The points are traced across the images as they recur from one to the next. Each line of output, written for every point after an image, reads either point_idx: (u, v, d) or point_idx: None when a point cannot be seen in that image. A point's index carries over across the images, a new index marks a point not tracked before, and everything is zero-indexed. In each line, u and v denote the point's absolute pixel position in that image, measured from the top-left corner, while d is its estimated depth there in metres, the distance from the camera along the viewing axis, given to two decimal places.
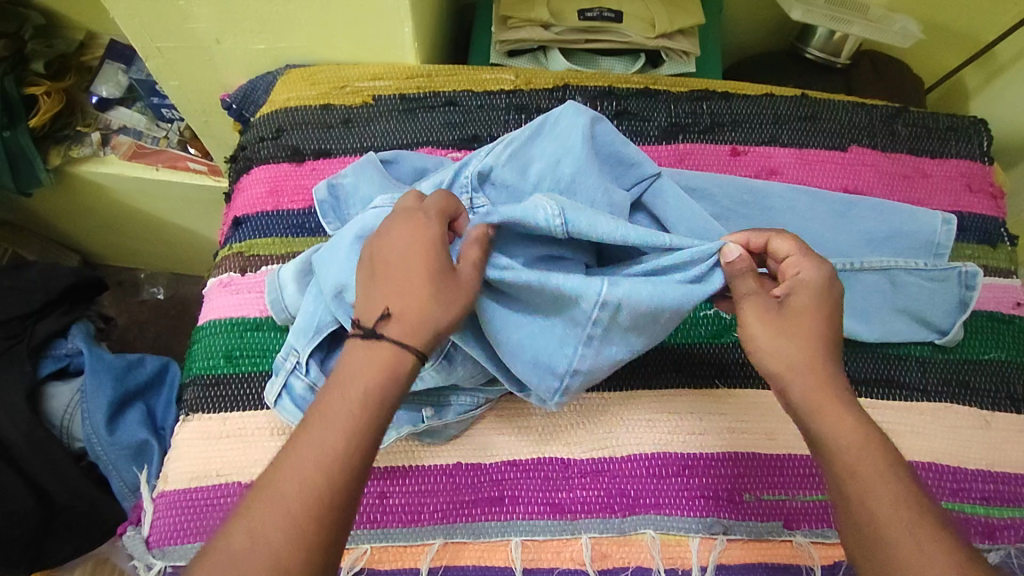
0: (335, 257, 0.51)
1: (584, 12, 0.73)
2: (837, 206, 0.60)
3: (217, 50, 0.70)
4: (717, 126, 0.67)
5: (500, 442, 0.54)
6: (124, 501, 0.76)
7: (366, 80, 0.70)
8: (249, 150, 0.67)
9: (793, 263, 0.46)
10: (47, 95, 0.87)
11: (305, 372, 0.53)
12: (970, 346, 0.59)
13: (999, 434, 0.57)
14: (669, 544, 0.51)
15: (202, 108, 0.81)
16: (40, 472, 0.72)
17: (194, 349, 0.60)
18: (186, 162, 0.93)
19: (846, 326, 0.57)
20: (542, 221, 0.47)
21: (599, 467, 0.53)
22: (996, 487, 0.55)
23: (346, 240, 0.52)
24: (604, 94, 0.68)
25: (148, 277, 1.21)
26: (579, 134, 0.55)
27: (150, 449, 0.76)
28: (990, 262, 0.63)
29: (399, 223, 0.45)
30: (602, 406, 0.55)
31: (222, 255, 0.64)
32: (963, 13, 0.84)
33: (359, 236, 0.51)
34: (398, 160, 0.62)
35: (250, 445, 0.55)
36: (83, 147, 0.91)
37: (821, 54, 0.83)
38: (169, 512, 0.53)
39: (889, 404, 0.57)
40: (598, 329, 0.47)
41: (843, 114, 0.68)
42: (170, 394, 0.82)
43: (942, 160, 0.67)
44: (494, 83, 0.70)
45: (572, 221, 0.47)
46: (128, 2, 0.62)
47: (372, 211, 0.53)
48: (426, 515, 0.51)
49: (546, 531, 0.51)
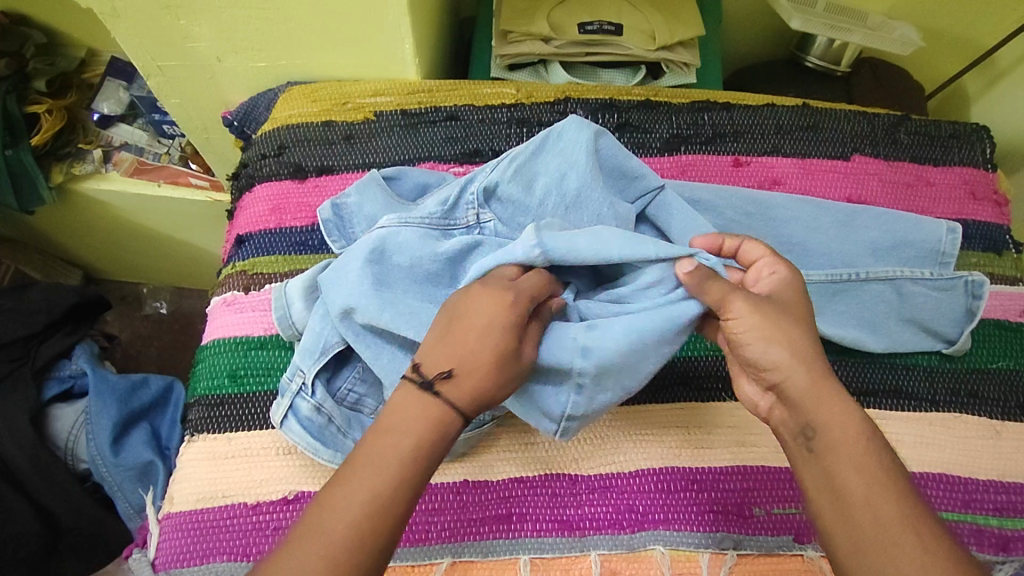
0: (342, 280, 0.51)
1: (584, 26, 0.73)
2: (840, 215, 0.60)
3: (219, 69, 0.70)
4: (718, 136, 0.67)
5: (506, 459, 0.53)
6: (130, 521, 0.76)
7: (367, 96, 0.70)
8: (251, 167, 0.67)
9: (766, 265, 0.47)
10: (48, 113, 0.88)
11: (311, 394, 0.53)
12: (978, 354, 0.59)
13: (1009, 444, 0.56)
14: (679, 559, 0.51)
15: (202, 125, 0.81)
16: (45, 493, 0.72)
17: (198, 369, 0.60)
18: (188, 178, 0.94)
19: (852, 336, 0.56)
20: (520, 255, 0.45)
21: (607, 482, 0.53)
22: (1009, 498, 0.54)
23: (354, 262, 0.51)
24: (605, 107, 0.68)
25: (151, 292, 1.21)
26: (585, 148, 0.54)
27: (155, 469, 0.75)
28: (996, 270, 0.63)
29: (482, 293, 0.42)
30: (610, 422, 0.55)
31: (226, 273, 0.63)
32: (963, 19, 0.84)
33: (370, 258, 0.51)
34: (401, 176, 0.62)
35: (256, 465, 0.55)
36: (85, 164, 0.92)
37: (821, 62, 0.83)
38: (175, 534, 0.53)
39: (898, 413, 0.56)
40: (597, 330, 0.45)
41: (845, 123, 0.68)
42: (174, 413, 0.81)
43: (945, 168, 0.67)
44: (494, 97, 0.70)
45: (552, 248, 0.45)
46: (130, 23, 0.63)
47: (379, 231, 0.53)
48: (434, 534, 0.51)
49: (555, 548, 0.51)
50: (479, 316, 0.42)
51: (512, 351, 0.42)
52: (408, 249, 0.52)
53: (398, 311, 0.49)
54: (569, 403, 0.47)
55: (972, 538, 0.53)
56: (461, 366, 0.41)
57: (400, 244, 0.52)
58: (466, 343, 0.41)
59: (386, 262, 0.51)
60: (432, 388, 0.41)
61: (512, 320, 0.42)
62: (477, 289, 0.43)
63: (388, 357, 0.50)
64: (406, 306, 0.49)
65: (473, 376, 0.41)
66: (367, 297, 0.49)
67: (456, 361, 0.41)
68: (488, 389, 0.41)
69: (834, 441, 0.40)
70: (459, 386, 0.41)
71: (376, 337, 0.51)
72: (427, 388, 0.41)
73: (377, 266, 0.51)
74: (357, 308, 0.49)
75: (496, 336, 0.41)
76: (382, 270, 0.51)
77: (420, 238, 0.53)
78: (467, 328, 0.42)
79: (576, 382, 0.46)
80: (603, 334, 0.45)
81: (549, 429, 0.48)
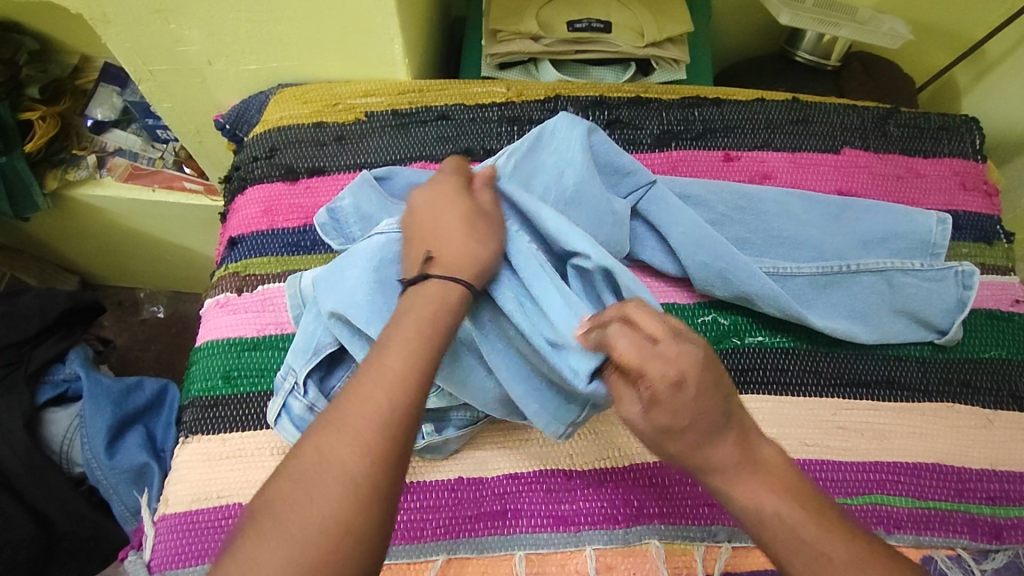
0: (337, 283, 0.52)
1: (573, 24, 0.73)
2: (831, 208, 0.60)
3: (210, 72, 0.70)
4: (709, 132, 0.67)
5: (500, 457, 0.53)
6: (125, 524, 0.76)
7: (358, 97, 0.70)
8: (243, 169, 0.67)
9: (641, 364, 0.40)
10: (42, 120, 0.87)
11: (304, 392, 0.53)
12: (970, 344, 0.59)
13: (1002, 433, 0.56)
14: (674, 553, 0.51)
15: (195, 128, 0.82)
16: (40, 498, 0.72)
17: (192, 371, 0.60)
18: (182, 182, 0.94)
19: (843, 328, 0.57)
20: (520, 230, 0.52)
21: (602, 477, 0.53)
22: (1002, 486, 0.54)
23: (352, 268, 0.52)
24: (596, 104, 0.68)
25: (148, 297, 1.21)
26: (578, 146, 0.56)
27: (150, 471, 0.75)
28: (987, 260, 0.63)
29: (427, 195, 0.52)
30: (602, 419, 0.55)
31: (219, 275, 0.63)
32: (950, 12, 0.85)
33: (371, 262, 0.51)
34: (392, 175, 0.63)
35: (250, 466, 0.55)
36: (79, 170, 0.92)
37: (810, 57, 0.83)
38: (170, 536, 0.53)
39: (891, 404, 0.56)
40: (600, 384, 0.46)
41: (835, 117, 0.68)
42: (169, 415, 0.81)
43: (935, 159, 0.67)
44: (485, 96, 0.70)
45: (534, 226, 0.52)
46: (121, 28, 0.63)
47: (378, 237, 0.53)
48: (428, 532, 0.51)
49: (550, 543, 0.51)
50: (435, 204, 0.51)
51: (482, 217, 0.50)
52: None
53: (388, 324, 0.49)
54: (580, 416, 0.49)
55: (911, 522, 0.52)
56: (436, 248, 0.48)
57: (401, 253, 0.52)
58: (425, 222, 0.50)
59: (385, 269, 0.52)
60: (423, 273, 0.46)
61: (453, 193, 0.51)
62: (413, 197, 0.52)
63: None
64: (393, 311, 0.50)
65: (450, 251, 0.48)
66: (363, 307, 0.49)
67: (432, 244, 0.48)
68: (476, 253, 0.48)
69: (765, 503, 0.39)
70: (443, 263, 0.47)
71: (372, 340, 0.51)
72: (419, 279, 0.46)
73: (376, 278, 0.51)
74: (346, 308, 0.50)
75: (452, 210, 0.50)
76: (383, 271, 0.51)
77: None
78: (431, 227, 0.49)
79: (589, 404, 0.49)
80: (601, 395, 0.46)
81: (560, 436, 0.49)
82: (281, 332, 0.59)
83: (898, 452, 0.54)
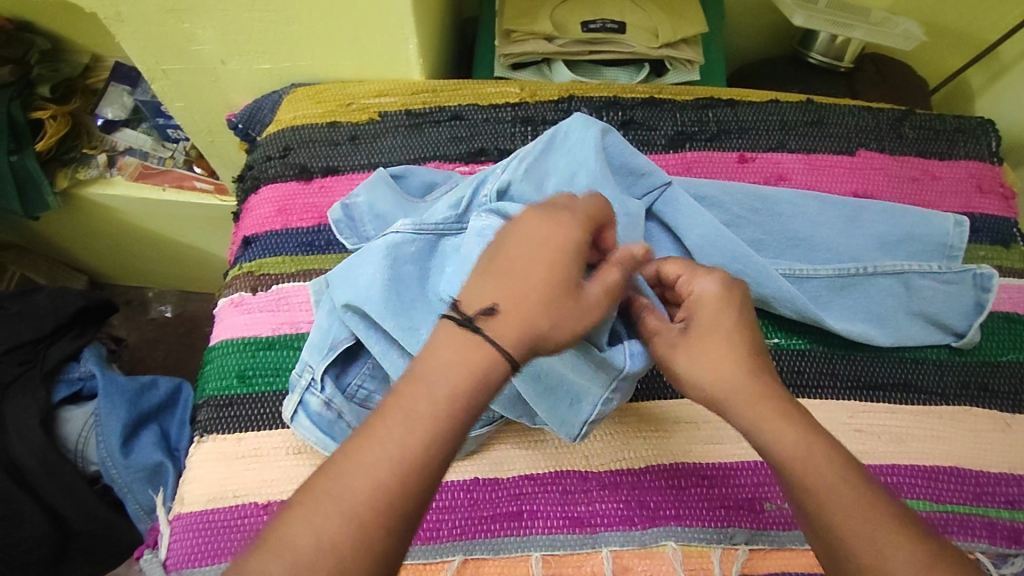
0: (352, 277, 0.52)
1: (587, 25, 0.73)
2: (846, 210, 0.60)
3: (224, 71, 0.70)
4: (723, 133, 0.67)
5: (516, 457, 0.53)
6: (140, 523, 0.76)
7: (372, 97, 0.70)
8: (257, 169, 0.67)
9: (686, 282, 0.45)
10: (53, 119, 0.87)
11: (321, 388, 0.53)
12: (987, 347, 0.59)
13: (1020, 437, 0.56)
14: (691, 555, 0.51)
15: (207, 128, 0.82)
16: (55, 496, 0.72)
17: (207, 370, 0.60)
18: (193, 181, 0.94)
19: (860, 330, 0.56)
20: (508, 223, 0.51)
21: (617, 479, 0.53)
22: (1021, 490, 0.54)
23: (367, 265, 0.51)
24: (610, 105, 0.68)
25: (157, 296, 1.21)
26: (591, 147, 0.56)
27: (164, 470, 0.75)
28: (1005, 263, 0.63)
29: (539, 218, 0.42)
30: (618, 420, 0.55)
31: (233, 274, 0.64)
32: (965, 14, 0.84)
33: (387, 259, 0.51)
34: (408, 174, 0.63)
35: (266, 465, 0.55)
36: (89, 169, 0.92)
37: (823, 58, 0.83)
38: (186, 535, 0.53)
39: (908, 408, 0.56)
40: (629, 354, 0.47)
41: (849, 119, 0.68)
42: (183, 414, 0.82)
43: (951, 161, 0.67)
44: (499, 96, 0.70)
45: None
46: (136, 27, 0.63)
47: (390, 236, 0.52)
48: (445, 532, 0.51)
49: (567, 545, 0.51)
50: (525, 239, 0.41)
51: (571, 278, 0.41)
52: (411, 266, 0.52)
53: (401, 320, 0.49)
54: (594, 410, 0.48)
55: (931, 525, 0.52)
56: (507, 301, 0.39)
57: (414, 253, 0.52)
58: (508, 254, 0.41)
59: (397, 267, 0.51)
60: (473, 325, 0.38)
61: (563, 243, 0.41)
62: (515, 224, 0.42)
63: (398, 357, 0.50)
64: (406, 307, 0.50)
65: (520, 314, 0.39)
66: (377, 303, 0.50)
67: (499, 295, 0.39)
68: (541, 328, 0.39)
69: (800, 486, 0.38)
70: (502, 323, 0.38)
71: (386, 335, 0.51)
72: (467, 323, 0.38)
73: (388, 274, 0.50)
74: (363, 303, 0.50)
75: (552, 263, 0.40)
76: (398, 268, 0.51)
77: (430, 249, 0.53)
78: (518, 264, 0.40)
79: (604, 394, 0.48)
80: (621, 367, 0.47)
81: (574, 432, 0.49)
82: (296, 331, 0.60)
83: (915, 454, 0.54)
